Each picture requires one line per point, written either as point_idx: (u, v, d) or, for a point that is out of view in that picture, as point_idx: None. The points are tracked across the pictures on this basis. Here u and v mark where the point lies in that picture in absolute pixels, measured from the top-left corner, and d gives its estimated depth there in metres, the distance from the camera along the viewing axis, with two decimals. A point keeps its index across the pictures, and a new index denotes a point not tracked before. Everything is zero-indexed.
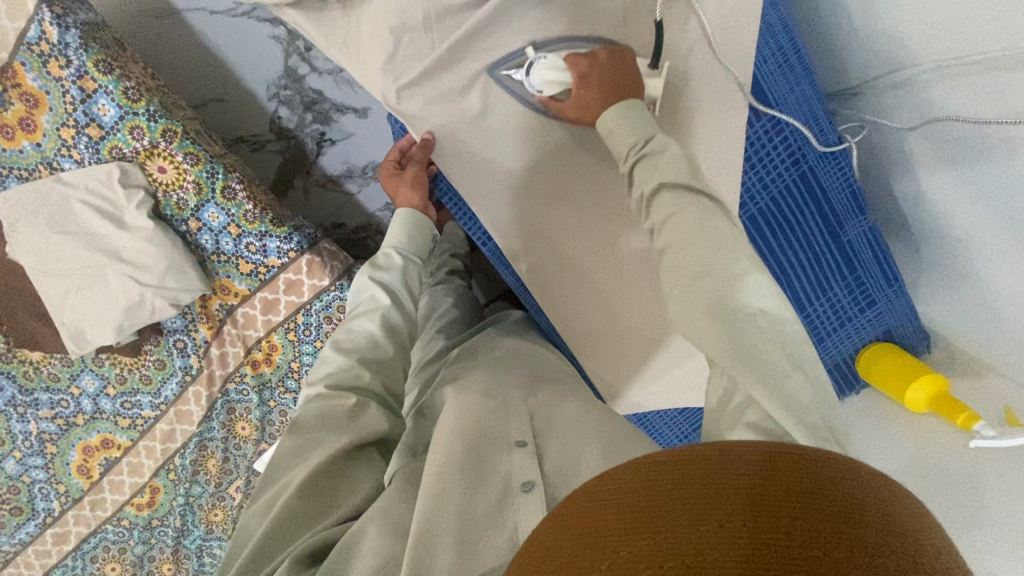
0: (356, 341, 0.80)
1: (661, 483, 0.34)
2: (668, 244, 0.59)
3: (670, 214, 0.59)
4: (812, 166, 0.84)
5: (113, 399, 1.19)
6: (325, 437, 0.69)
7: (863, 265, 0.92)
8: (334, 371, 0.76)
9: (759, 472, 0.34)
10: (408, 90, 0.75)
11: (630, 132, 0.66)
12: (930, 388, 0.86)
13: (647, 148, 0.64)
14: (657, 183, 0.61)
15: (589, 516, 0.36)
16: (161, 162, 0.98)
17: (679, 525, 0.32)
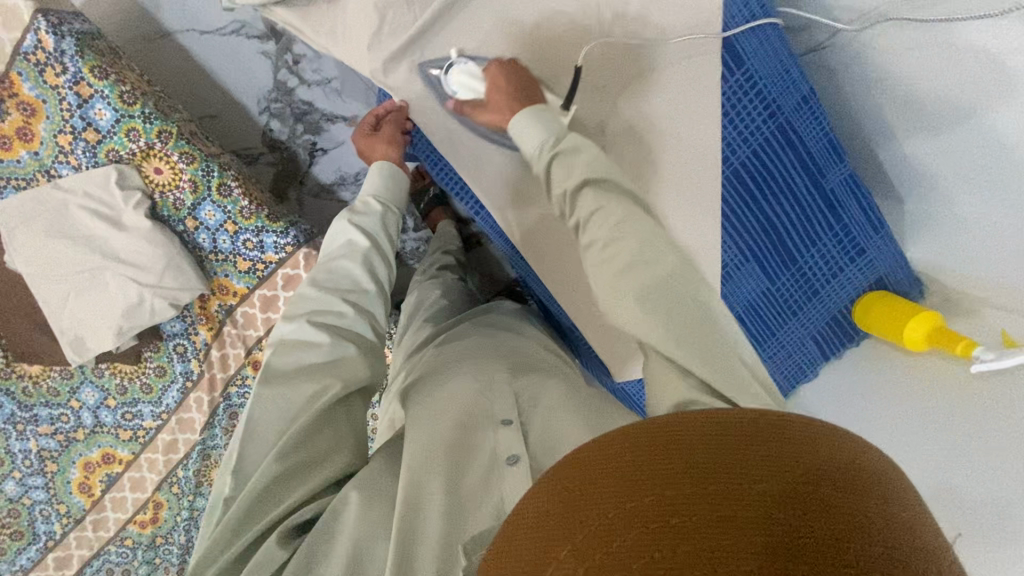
0: (338, 282, 0.80)
1: (650, 450, 0.37)
2: (596, 237, 0.62)
3: (594, 209, 0.62)
4: (788, 117, 0.87)
5: (113, 411, 1.18)
6: (302, 385, 0.68)
7: (848, 213, 0.94)
8: (310, 306, 0.76)
9: (739, 438, 0.36)
10: (395, 64, 0.78)
11: (542, 132, 0.67)
12: (926, 325, 0.87)
13: (562, 146, 0.66)
14: (579, 180, 0.63)
15: (577, 481, 0.38)
16: (157, 163, 1.01)
17: (670, 486, 0.34)
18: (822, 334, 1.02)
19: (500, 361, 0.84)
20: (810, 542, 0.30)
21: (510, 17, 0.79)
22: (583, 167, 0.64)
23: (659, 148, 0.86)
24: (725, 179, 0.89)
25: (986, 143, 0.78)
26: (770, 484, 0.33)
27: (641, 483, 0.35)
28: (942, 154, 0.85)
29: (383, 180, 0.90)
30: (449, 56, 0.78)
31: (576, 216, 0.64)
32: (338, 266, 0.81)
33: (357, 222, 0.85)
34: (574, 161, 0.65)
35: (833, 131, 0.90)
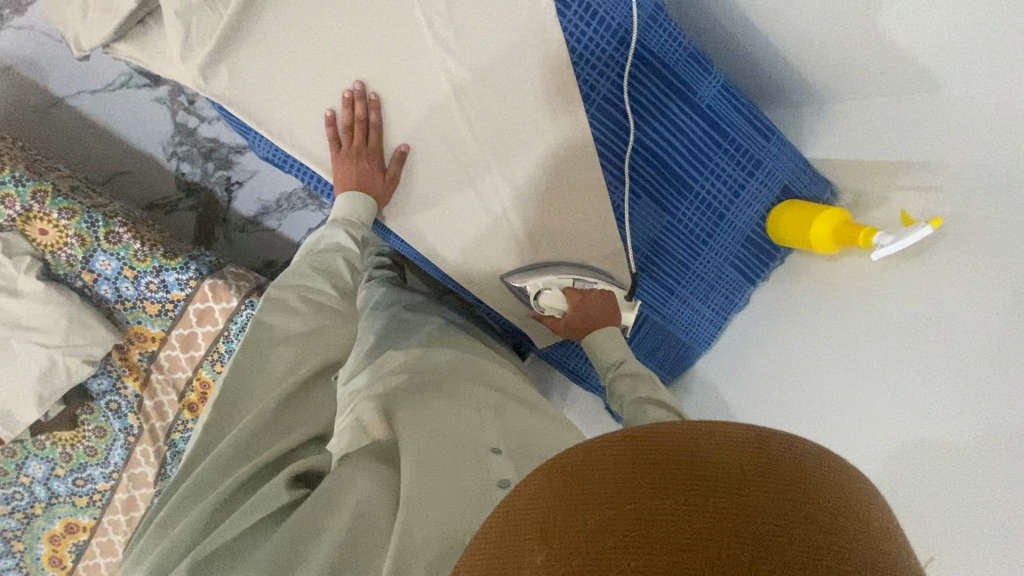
0: (328, 267, 0.72)
1: (641, 462, 0.33)
2: None
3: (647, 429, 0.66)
4: (641, 39, 0.83)
5: (64, 480, 1.18)
6: (280, 355, 0.63)
7: (735, 128, 0.90)
8: (295, 281, 0.69)
9: (747, 457, 0.33)
10: (214, 69, 0.75)
11: (611, 353, 0.79)
12: (831, 222, 0.82)
13: (622, 368, 0.77)
14: (636, 397, 0.71)
15: (558, 492, 0.33)
16: (40, 224, 1.00)
17: (664, 499, 0.31)
18: (741, 257, 0.98)
19: (491, 398, 0.81)
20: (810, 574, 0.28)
21: None
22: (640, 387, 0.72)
23: (516, 100, 0.83)
24: (592, 118, 0.86)
25: (845, 13, 0.72)
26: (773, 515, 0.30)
27: (626, 490, 0.32)
28: (812, 31, 0.78)
29: (354, 207, 0.78)
30: (266, 52, 0.76)
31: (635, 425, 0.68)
32: (327, 257, 0.73)
33: (351, 232, 0.76)
34: (637, 379, 0.74)
35: (695, 43, 0.85)
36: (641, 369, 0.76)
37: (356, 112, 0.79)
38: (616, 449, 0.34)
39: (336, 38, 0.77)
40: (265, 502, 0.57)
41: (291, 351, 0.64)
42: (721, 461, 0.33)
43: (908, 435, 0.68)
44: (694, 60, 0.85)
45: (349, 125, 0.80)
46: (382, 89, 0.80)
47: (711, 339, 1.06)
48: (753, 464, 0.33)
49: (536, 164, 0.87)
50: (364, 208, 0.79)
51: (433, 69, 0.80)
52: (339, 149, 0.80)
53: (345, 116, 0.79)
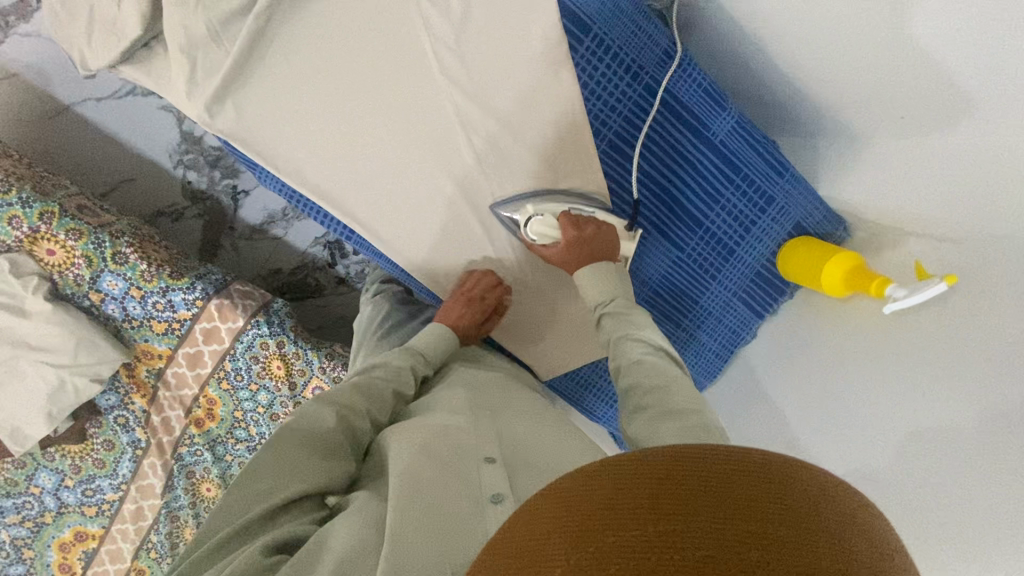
0: (378, 394, 0.75)
1: (635, 490, 0.33)
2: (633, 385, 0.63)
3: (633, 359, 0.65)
4: (654, 75, 0.81)
5: (73, 490, 1.20)
6: (301, 457, 0.63)
7: (749, 165, 0.88)
8: (344, 398, 0.72)
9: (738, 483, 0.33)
10: (220, 105, 0.74)
11: (604, 289, 0.75)
12: (842, 267, 0.81)
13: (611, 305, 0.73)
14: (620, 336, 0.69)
15: (557, 520, 0.34)
16: (48, 245, 1.00)
17: (656, 526, 0.31)
18: (750, 292, 0.97)
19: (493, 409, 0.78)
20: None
21: (327, 31, 0.73)
22: (626, 324, 0.70)
23: (526, 136, 0.81)
24: (603, 154, 0.85)
25: (869, 61, 0.70)
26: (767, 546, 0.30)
27: (621, 520, 0.32)
28: (832, 74, 0.76)
29: (433, 342, 0.86)
30: (273, 88, 0.75)
31: (618, 360, 0.67)
32: (382, 386, 0.77)
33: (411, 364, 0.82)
34: (627, 316, 0.72)
35: (710, 79, 0.83)
36: (633, 308, 0.73)
37: (494, 289, 0.89)
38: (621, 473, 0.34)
39: (344, 75, 0.75)
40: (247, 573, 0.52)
41: (313, 464, 0.63)
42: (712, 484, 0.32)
43: (915, 500, 0.69)
44: (708, 97, 0.83)
45: (485, 288, 0.89)
46: (390, 124, 0.79)
47: (717, 371, 1.05)
48: (757, 481, 0.33)
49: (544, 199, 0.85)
50: (439, 345, 0.87)
51: (442, 106, 0.79)
52: (462, 295, 0.89)
53: (487, 285, 0.89)
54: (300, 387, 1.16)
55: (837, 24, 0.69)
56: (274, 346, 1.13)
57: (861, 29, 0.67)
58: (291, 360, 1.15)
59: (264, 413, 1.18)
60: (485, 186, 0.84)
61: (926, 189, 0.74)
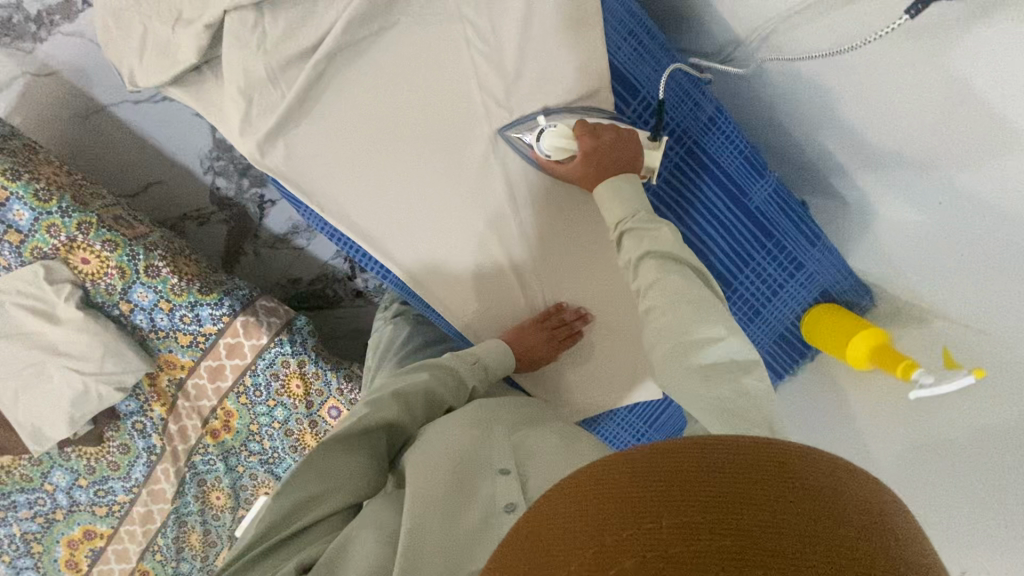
0: (439, 398, 0.75)
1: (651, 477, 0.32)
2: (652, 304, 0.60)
3: (657, 278, 0.61)
4: (697, 140, 0.83)
5: (86, 490, 1.21)
6: (345, 462, 0.64)
7: (781, 230, 0.89)
8: (408, 399, 0.72)
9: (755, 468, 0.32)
10: (271, 144, 0.76)
11: (624, 205, 0.68)
12: (870, 341, 0.82)
13: (636, 221, 0.67)
14: (643, 252, 0.63)
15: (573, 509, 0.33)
16: (82, 254, 1.01)
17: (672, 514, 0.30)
18: (771, 353, 0.98)
19: (505, 415, 0.76)
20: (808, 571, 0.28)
21: (381, 81, 0.75)
22: (649, 238, 0.64)
23: (567, 191, 0.82)
24: None
25: (918, 148, 0.71)
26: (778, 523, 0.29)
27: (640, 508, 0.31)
28: (875, 156, 0.77)
29: (501, 353, 0.85)
30: (324, 131, 0.76)
31: (639, 281, 0.63)
32: (445, 391, 0.76)
33: (476, 374, 0.81)
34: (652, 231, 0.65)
35: (751, 147, 0.85)
36: (657, 223, 0.66)
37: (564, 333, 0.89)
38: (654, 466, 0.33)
39: (395, 123, 0.77)
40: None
41: (352, 469, 0.65)
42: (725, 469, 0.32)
43: None
44: (747, 164, 0.84)
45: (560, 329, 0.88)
46: (434, 171, 0.80)
47: None
48: (776, 460, 0.33)
49: (578, 251, 0.86)
50: (502, 357, 0.85)
51: (487, 158, 0.80)
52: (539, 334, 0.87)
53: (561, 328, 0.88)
54: (317, 405, 1.18)
55: (888, 109, 0.70)
56: (295, 365, 1.14)
57: (907, 120, 0.69)
58: (310, 379, 1.16)
59: (279, 428, 1.19)
60: (521, 235, 0.85)
61: (956, 277, 0.76)
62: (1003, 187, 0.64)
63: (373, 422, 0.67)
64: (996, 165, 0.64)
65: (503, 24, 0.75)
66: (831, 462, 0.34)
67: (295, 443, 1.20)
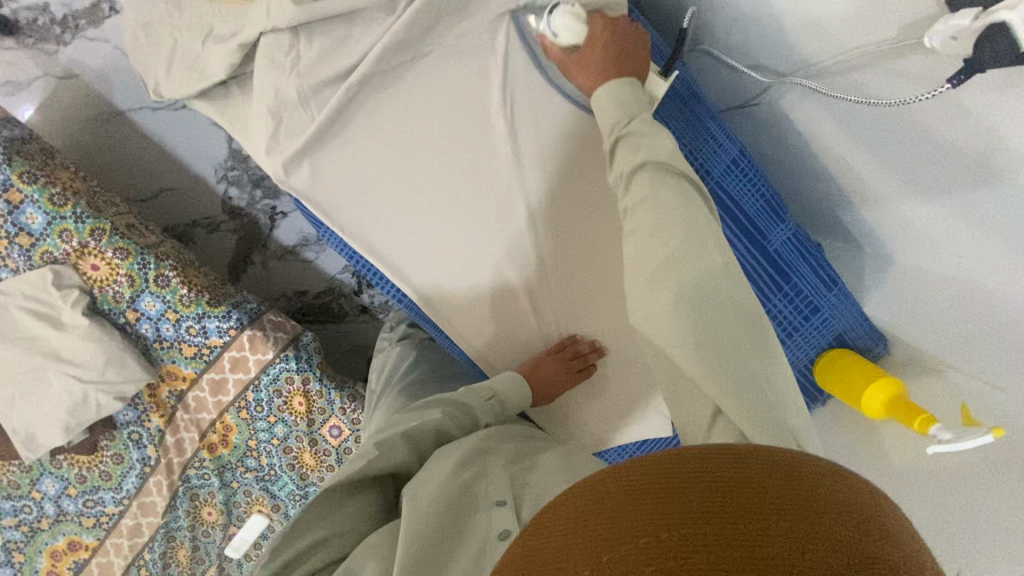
0: (450, 433, 0.74)
1: (654, 488, 0.31)
2: (639, 224, 0.58)
3: (647, 196, 0.57)
4: (719, 181, 0.83)
5: (75, 499, 1.18)
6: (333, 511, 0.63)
7: (797, 273, 0.89)
8: (417, 436, 0.71)
9: (765, 483, 0.31)
10: (297, 164, 0.75)
11: (618, 108, 0.63)
12: (884, 393, 0.82)
13: (630, 129, 0.62)
14: (638, 163, 0.59)
15: (571, 523, 0.32)
16: (93, 260, 1.00)
17: (675, 530, 0.29)
18: None
19: (504, 449, 0.73)
20: None
21: (412, 108, 0.76)
22: (645, 148, 0.60)
23: (589, 224, 0.83)
24: None
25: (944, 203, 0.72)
26: (788, 543, 0.28)
27: (641, 521, 0.30)
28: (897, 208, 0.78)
29: (515, 387, 0.84)
30: (352, 154, 0.76)
31: (627, 200, 0.60)
32: (456, 427, 0.75)
33: (491, 408, 0.80)
34: (644, 139, 0.61)
35: (771, 189, 0.85)
36: (653, 130, 0.62)
37: (574, 370, 0.87)
38: (672, 468, 0.32)
39: (422, 149, 0.77)
40: None
41: (343, 518, 0.64)
42: (732, 484, 0.31)
43: None
44: (764, 209, 0.85)
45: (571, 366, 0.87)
46: (459, 199, 0.80)
47: None
48: (790, 476, 0.32)
49: (596, 284, 0.86)
50: (515, 388, 0.84)
51: (512, 189, 0.80)
52: (551, 367, 0.86)
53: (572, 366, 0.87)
54: (318, 423, 1.16)
55: (916, 162, 0.71)
56: (300, 382, 1.13)
57: (940, 174, 0.69)
58: (313, 397, 1.15)
59: (278, 445, 1.18)
60: (541, 266, 0.84)
61: (971, 332, 0.77)
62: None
63: (379, 469, 0.67)
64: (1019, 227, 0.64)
65: (536, 58, 0.75)
66: (845, 484, 0.33)
67: (293, 461, 1.19)
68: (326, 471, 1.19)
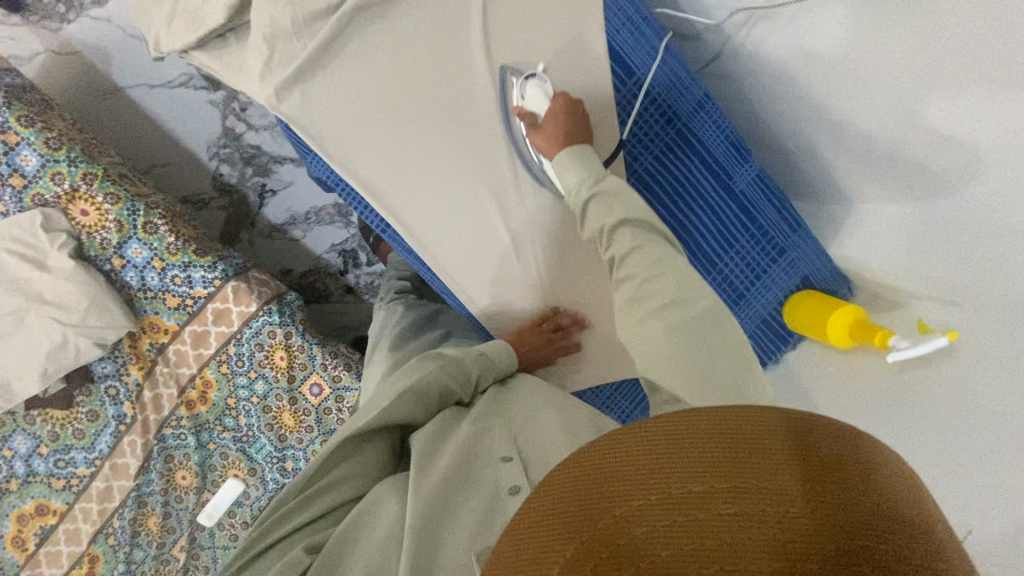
0: (453, 391, 0.80)
1: (660, 448, 0.32)
2: (634, 272, 0.63)
3: (634, 247, 0.64)
4: (685, 122, 0.88)
5: (46, 459, 1.16)
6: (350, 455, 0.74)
7: (762, 214, 0.93)
8: (424, 391, 0.76)
9: (769, 435, 0.32)
10: (288, 90, 0.79)
11: (583, 172, 0.73)
12: (847, 319, 0.85)
13: (599, 187, 0.71)
14: (618, 218, 0.67)
15: (578, 479, 0.34)
16: (83, 205, 1.02)
17: (684, 486, 0.30)
18: (756, 339, 1.00)
19: (500, 409, 0.78)
20: (816, 536, 0.28)
21: (398, 40, 0.80)
22: (624, 207, 0.68)
23: None
24: (632, 185, 0.91)
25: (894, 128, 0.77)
26: (794, 494, 0.29)
27: (649, 480, 0.31)
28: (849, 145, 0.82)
29: (509, 352, 0.89)
30: (340, 83, 0.81)
31: (613, 252, 0.67)
32: (458, 385, 0.80)
33: (487, 369, 0.85)
34: (612, 197, 0.70)
35: (735, 132, 0.90)
36: (625, 191, 0.70)
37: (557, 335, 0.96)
38: (684, 430, 0.33)
39: (407, 81, 0.82)
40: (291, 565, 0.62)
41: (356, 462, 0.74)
42: (734, 436, 0.32)
43: None
44: (728, 150, 0.90)
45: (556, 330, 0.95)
46: (442, 131, 0.84)
47: None
48: (790, 426, 0.33)
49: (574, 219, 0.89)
50: (507, 352, 0.88)
51: (493, 123, 0.84)
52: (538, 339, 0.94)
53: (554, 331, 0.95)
54: (299, 380, 1.16)
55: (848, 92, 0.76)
56: (281, 336, 1.14)
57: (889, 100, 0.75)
58: (295, 352, 1.15)
59: (257, 403, 1.17)
60: (521, 201, 0.88)
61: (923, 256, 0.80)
62: (958, 157, 0.69)
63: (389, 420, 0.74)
64: (941, 141, 0.70)
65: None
66: (848, 430, 0.33)
67: (272, 421, 1.18)
68: (304, 433, 1.18)
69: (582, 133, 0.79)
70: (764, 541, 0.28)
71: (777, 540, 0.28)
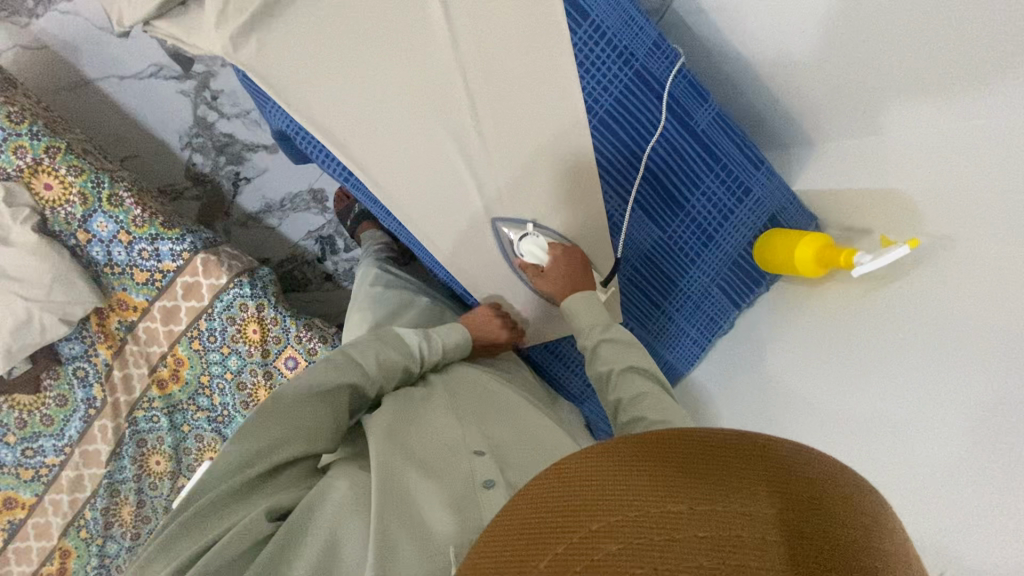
0: (392, 358, 0.80)
1: (633, 467, 0.35)
2: (645, 415, 0.66)
3: (643, 392, 0.70)
4: (642, 62, 0.89)
5: (12, 449, 1.12)
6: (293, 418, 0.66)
7: (726, 154, 0.94)
8: (357, 358, 0.76)
9: (732, 461, 0.36)
10: (245, 39, 0.80)
11: (591, 317, 0.83)
12: (814, 247, 0.85)
13: (607, 332, 0.80)
14: (625, 364, 0.74)
15: (557, 493, 0.36)
16: (47, 178, 1.01)
17: (659, 504, 0.33)
18: (727, 280, 1.02)
19: (473, 407, 0.80)
20: (774, 551, 0.31)
21: None
22: (631, 356, 0.75)
23: (527, 106, 0.88)
24: (594, 129, 0.91)
25: None
26: (756, 514, 0.32)
27: (624, 495, 0.34)
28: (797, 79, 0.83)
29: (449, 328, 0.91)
30: (298, 33, 0.81)
31: (621, 395, 0.71)
32: (394, 354, 0.81)
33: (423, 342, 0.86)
34: (620, 346, 0.77)
35: (692, 71, 0.91)
36: (630, 343, 0.78)
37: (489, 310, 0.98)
38: (656, 456, 0.36)
39: (364, 30, 0.82)
40: (247, 534, 0.57)
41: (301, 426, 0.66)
42: (702, 460, 0.36)
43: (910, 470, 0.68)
44: (687, 89, 0.90)
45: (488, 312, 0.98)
46: (401, 79, 0.84)
47: (694, 360, 1.10)
48: (753, 455, 0.36)
49: (537, 166, 0.92)
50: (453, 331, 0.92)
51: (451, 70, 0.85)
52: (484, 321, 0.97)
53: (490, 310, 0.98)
54: (273, 355, 1.14)
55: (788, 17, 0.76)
56: (253, 309, 1.12)
57: None
58: (268, 326, 1.13)
59: (231, 380, 1.15)
60: (483, 149, 0.90)
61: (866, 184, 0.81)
62: (894, 76, 0.70)
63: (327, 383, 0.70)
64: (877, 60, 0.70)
65: None
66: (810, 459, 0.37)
67: (247, 399, 1.15)
68: None
69: (582, 280, 0.91)
70: (728, 558, 0.31)
71: (739, 556, 0.31)
